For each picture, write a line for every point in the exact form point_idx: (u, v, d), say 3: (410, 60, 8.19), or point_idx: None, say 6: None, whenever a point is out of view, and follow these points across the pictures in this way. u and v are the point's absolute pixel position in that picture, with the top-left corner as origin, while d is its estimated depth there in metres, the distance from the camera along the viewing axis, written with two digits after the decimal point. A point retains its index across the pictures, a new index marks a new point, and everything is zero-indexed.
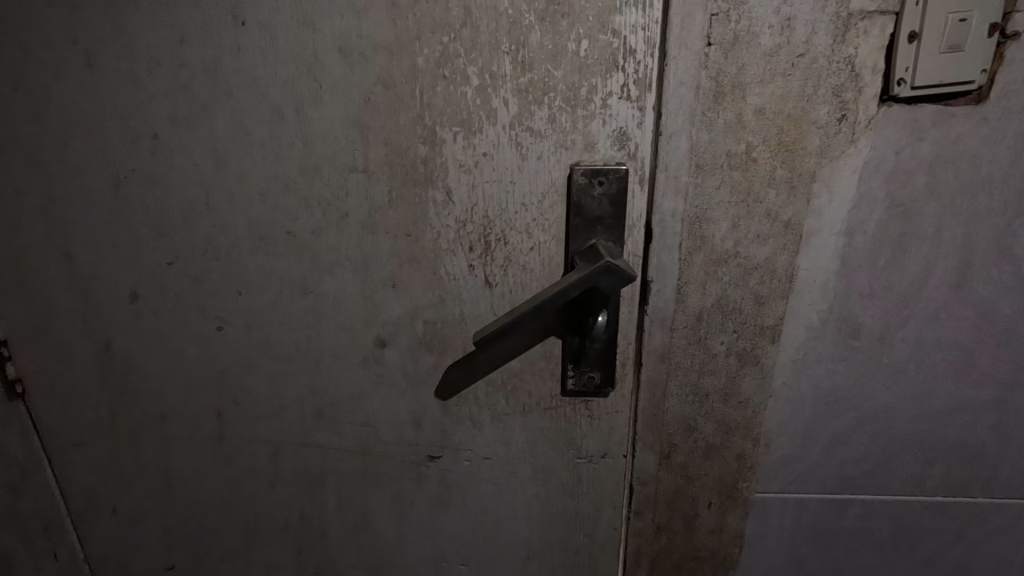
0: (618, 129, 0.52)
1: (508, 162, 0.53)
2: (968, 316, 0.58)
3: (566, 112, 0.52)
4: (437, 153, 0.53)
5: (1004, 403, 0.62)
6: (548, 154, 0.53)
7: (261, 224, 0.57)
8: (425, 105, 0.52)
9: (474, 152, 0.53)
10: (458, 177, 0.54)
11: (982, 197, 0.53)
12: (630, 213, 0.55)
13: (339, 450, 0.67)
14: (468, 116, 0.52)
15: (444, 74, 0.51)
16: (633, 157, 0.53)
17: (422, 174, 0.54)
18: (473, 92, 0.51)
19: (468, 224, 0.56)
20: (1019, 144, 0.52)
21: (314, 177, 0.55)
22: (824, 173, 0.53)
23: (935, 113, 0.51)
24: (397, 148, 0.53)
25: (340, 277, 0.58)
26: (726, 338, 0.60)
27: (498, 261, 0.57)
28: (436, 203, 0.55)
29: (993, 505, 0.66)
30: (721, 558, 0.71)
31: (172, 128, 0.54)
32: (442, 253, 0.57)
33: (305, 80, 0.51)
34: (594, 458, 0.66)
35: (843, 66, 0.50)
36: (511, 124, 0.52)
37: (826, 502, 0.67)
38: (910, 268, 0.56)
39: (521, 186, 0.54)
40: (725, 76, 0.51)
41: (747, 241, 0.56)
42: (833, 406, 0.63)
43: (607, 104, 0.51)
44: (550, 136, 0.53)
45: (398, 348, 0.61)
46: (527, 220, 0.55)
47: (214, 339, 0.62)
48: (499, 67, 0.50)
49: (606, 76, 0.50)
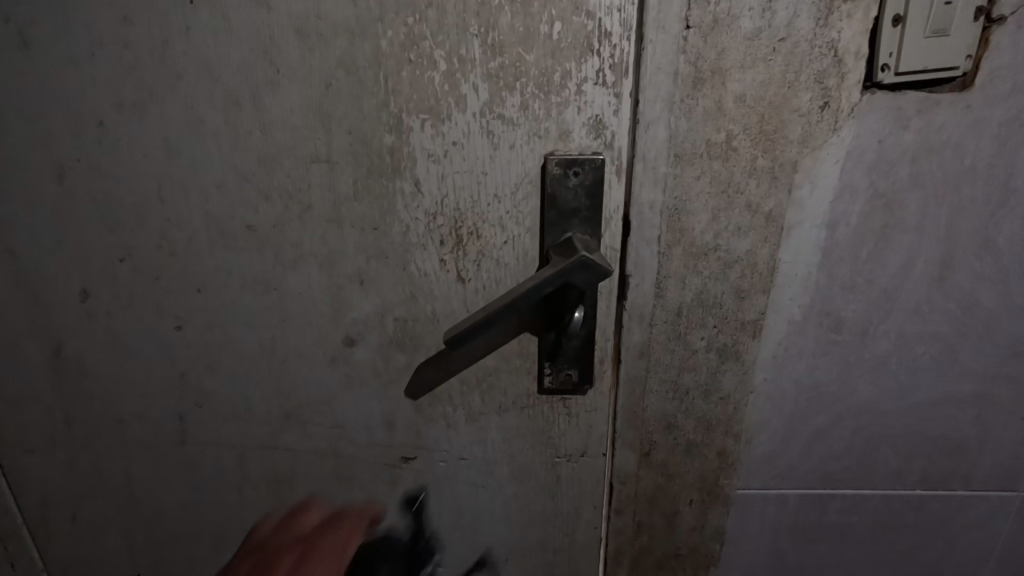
0: (594, 117, 0.50)
1: (479, 152, 0.51)
2: (950, 310, 0.57)
3: (538, 99, 0.49)
4: (404, 142, 0.50)
5: (986, 396, 0.61)
6: (521, 144, 0.51)
7: (218, 218, 0.54)
8: (390, 91, 0.49)
9: (442, 141, 0.50)
10: (427, 167, 0.51)
11: (965, 188, 0.52)
12: (607, 205, 0.53)
13: (309, 453, 0.64)
14: (436, 104, 0.49)
15: (409, 58, 0.48)
16: (609, 147, 0.51)
17: (388, 165, 0.51)
18: (441, 77, 0.48)
19: (438, 217, 0.53)
20: (1004, 133, 0.50)
21: (274, 168, 0.52)
22: (805, 163, 0.52)
23: (919, 101, 0.49)
24: (361, 136, 0.50)
25: (304, 273, 0.55)
26: (706, 333, 0.59)
27: (470, 255, 0.55)
28: (404, 195, 0.52)
29: (974, 497, 0.66)
30: (702, 555, 0.70)
31: (119, 115, 0.50)
32: (412, 248, 0.54)
33: (260, 63, 0.48)
34: (573, 457, 0.64)
35: (825, 50, 0.48)
36: (482, 112, 0.49)
37: (807, 497, 0.66)
38: (893, 261, 0.55)
39: (493, 177, 0.52)
40: (704, 62, 0.49)
41: (727, 234, 0.54)
42: (814, 401, 0.61)
43: (582, 90, 0.49)
44: (523, 124, 0.50)
45: (368, 347, 0.58)
46: (500, 213, 0.53)
47: (172, 340, 0.59)
48: (467, 50, 0.47)
49: (581, 60, 0.48)
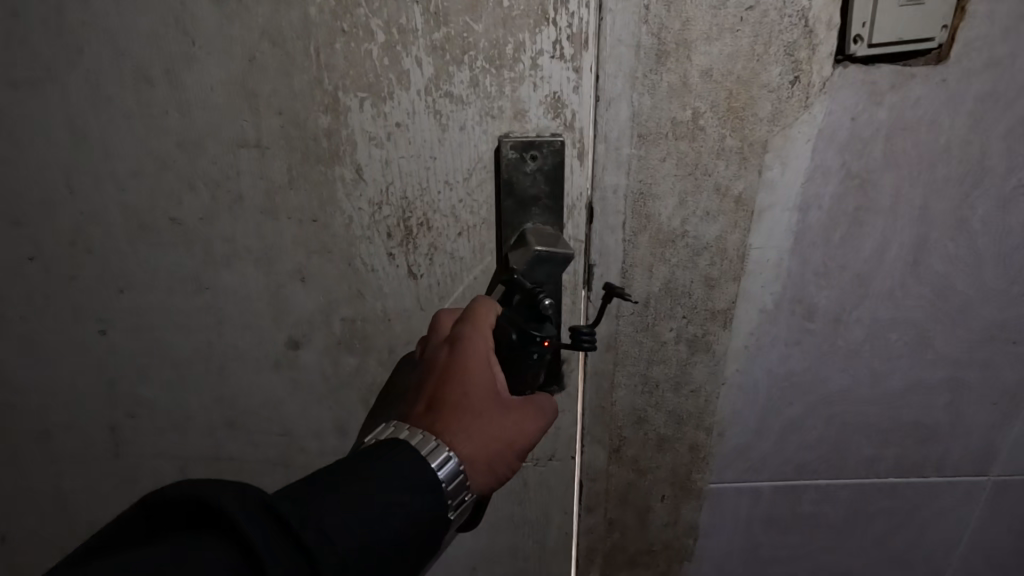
0: (551, 94, 0.46)
1: (426, 134, 0.46)
2: (923, 295, 0.55)
3: (489, 75, 0.45)
4: (342, 123, 0.46)
5: (958, 381, 0.60)
6: (472, 125, 0.46)
7: (138, 211, 0.48)
8: (323, 66, 0.44)
9: (385, 122, 0.46)
10: (369, 152, 0.47)
11: (940, 167, 0.50)
12: (569, 191, 0.49)
13: (259, 464, 0.60)
14: (375, 81, 0.44)
15: (342, 28, 0.43)
16: (569, 127, 0.47)
17: (326, 150, 0.47)
18: (379, 50, 0.43)
19: (384, 206, 0.49)
20: (980, 109, 0.48)
21: (198, 153, 0.46)
22: (776, 142, 0.48)
23: (893, 75, 0.46)
24: (293, 117, 0.45)
25: (240, 270, 0.51)
26: (675, 324, 0.56)
27: (422, 248, 0.50)
28: (345, 182, 0.48)
29: (945, 483, 0.65)
30: (676, 551, 0.69)
31: (14, 95, 0.44)
32: (357, 241, 0.50)
33: (173, 35, 0.43)
34: (541, 460, 0.61)
35: (795, 20, 0.45)
36: (427, 89, 0.45)
37: (781, 488, 0.65)
38: (866, 245, 0.53)
39: (443, 161, 0.47)
40: (667, 33, 0.45)
41: (695, 219, 0.51)
42: (787, 391, 0.59)
43: (537, 65, 0.45)
44: (473, 103, 0.46)
45: (315, 349, 0.54)
46: (452, 200, 0.49)
47: (96, 346, 0.54)
48: (407, 19, 0.43)
49: (535, 30, 0.44)
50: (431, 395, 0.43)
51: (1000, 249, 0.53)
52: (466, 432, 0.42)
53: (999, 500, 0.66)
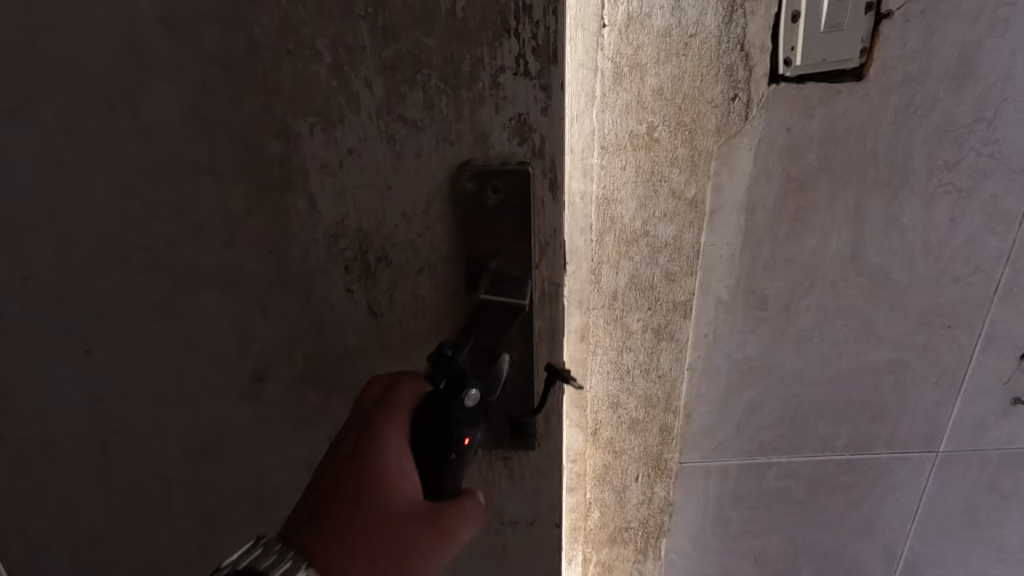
0: (516, 116, 0.40)
1: (379, 162, 0.41)
2: (863, 284, 0.61)
3: (445, 94, 0.39)
4: (292, 151, 0.42)
5: (901, 363, 0.66)
6: (428, 151, 0.41)
7: (90, 242, 0.46)
8: (270, 89, 0.40)
9: (336, 149, 0.41)
10: (320, 181, 0.42)
11: (869, 170, 0.56)
12: (540, 228, 0.44)
13: (218, 497, 0.57)
14: (325, 106, 0.40)
15: (287, 48, 0.38)
16: (540, 154, 0.42)
17: (278, 178, 0.43)
18: (326, 71, 0.39)
19: (340, 238, 0.44)
20: (899, 119, 0.54)
21: (144, 184, 0.44)
22: (722, 151, 0.55)
23: (821, 91, 0.53)
24: (246, 141, 0.42)
25: (197, 300, 0.48)
26: (641, 315, 0.62)
27: (381, 285, 0.46)
28: (299, 213, 0.44)
29: (898, 457, 0.71)
30: (652, 527, 0.74)
31: None
32: (314, 274, 0.46)
33: (123, 60, 0.40)
34: (520, 524, 0.54)
35: (733, 45, 0.51)
36: (377, 113, 0.40)
37: (745, 466, 0.71)
38: (808, 241, 0.59)
39: (399, 193, 0.42)
40: (623, 57, 0.51)
41: (654, 220, 0.57)
42: (747, 374, 0.65)
43: (499, 83, 0.39)
44: (429, 127, 0.41)
45: (277, 390, 0.51)
46: (410, 236, 0.44)
47: (50, 377, 0.51)
48: (354, 34, 0.38)
49: (494, 44, 0.38)
50: (316, 509, 0.37)
51: (930, 241, 0.60)
52: (345, 565, 0.35)
53: (947, 474, 0.72)
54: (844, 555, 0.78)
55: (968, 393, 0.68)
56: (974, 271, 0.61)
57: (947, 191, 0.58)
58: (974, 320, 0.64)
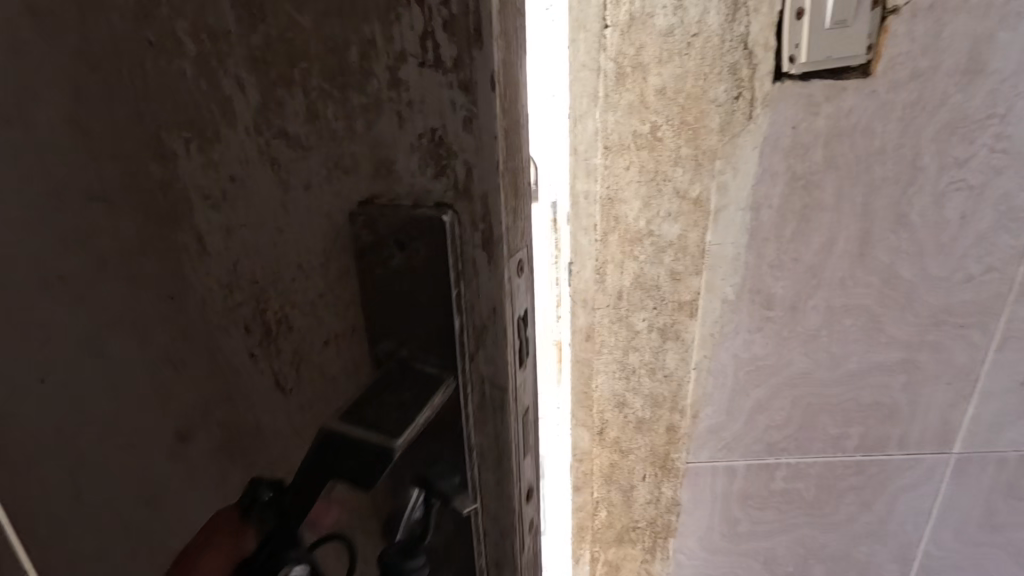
0: (430, 132, 0.23)
1: (263, 195, 0.27)
2: (872, 283, 0.61)
3: (330, 98, 0.23)
4: (171, 174, 0.29)
5: (913, 362, 0.65)
6: (316, 184, 0.26)
7: None
8: (140, 92, 0.28)
9: (216, 175, 0.28)
10: (206, 217, 0.29)
11: (877, 167, 0.55)
12: (476, 312, 0.25)
13: None
14: (197, 116, 0.27)
15: (150, 36, 0.26)
16: (464, 192, 0.23)
17: (163, 208, 0.30)
18: (192, 67, 0.26)
19: (234, 300, 0.31)
20: (908, 116, 0.53)
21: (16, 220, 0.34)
22: (726, 150, 0.55)
23: (827, 88, 0.52)
24: (125, 164, 0.30)
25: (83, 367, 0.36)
26: (646, 315, 0.62)
27: (285, 369, 0.31)
28: (188, 257, 0.31)
29: (910, 459, 0.70)
30: (660, 527, 0.74)
31: None
32: (212, 342, 0.33)
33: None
34: None
35: (737, 44, 0.51)
36: (251, 127, 0.26)
37: (753, 466, 0.70)
38: (815, 240, 0.58)
39: (291, 238, 0.27)
40: (625, 58, 0.52)
41: (658, 220, 0.57)
42: (754, 373, 0.65)
43: (398, 77, 0.22)
44: (315, 147, 0.25)
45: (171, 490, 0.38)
46: (307, 304, 0.29)
47: None
48: (218, 12, 0.24)
49: (387, 14, 0.21)
50: None
51: (940, 239, 0.59)
52: None
53: (961, 476, 0.71)
54: (856, 558, 0.77)
55: (983, 394, 0.66)
56: (987, 270, 0.60)
57: (958, 188, 0.57)
58: (988, 319, 0.62)
